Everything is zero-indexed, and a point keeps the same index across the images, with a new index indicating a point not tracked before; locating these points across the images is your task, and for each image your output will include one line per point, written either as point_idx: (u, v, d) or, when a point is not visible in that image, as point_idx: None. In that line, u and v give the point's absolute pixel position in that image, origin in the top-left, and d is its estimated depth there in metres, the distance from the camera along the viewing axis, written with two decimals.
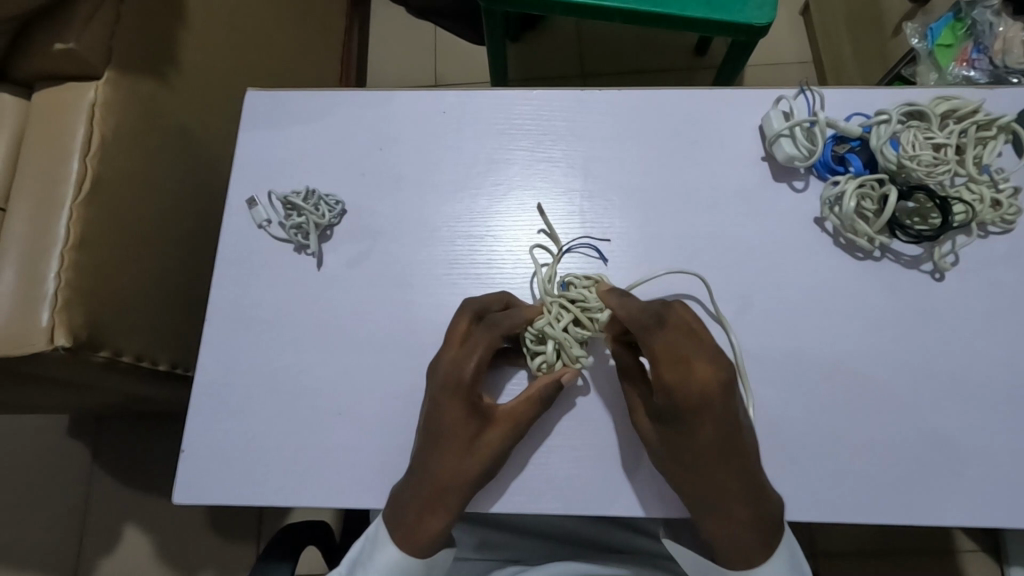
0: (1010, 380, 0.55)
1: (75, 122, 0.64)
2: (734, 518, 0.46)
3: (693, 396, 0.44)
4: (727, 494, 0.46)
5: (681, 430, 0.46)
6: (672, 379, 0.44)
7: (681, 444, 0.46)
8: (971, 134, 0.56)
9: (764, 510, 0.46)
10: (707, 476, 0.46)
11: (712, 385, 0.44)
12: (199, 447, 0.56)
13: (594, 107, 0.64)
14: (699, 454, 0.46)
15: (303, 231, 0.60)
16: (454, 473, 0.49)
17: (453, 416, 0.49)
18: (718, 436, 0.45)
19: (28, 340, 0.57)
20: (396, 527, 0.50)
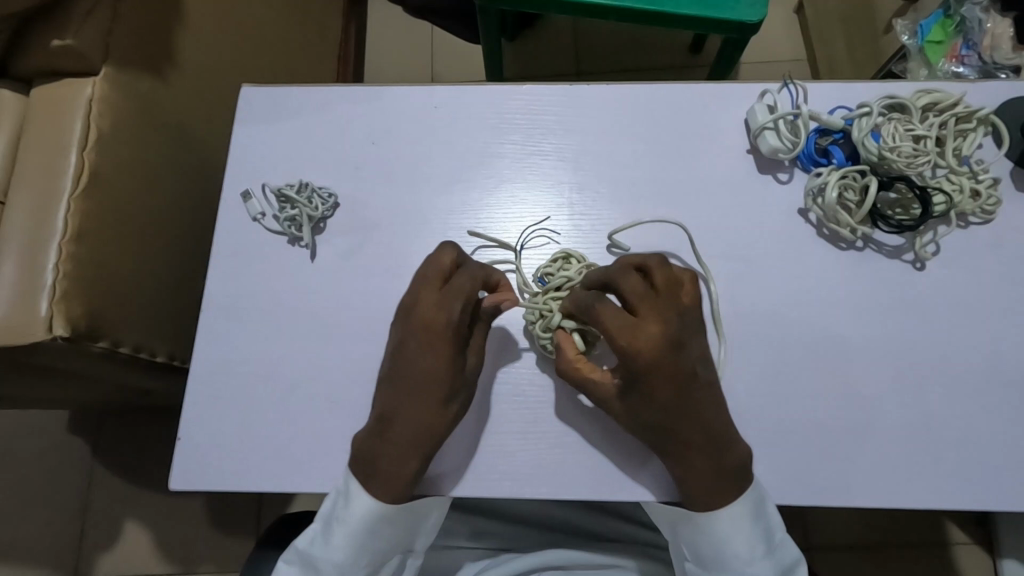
0: (992, 368, 0.56)
1: (73, 117, 0.65)
2: (697, 468, 0.50)
3: (642, 361, 0.47)
4: (681, 446, 0.50)
5: (635, 392, 0.49)
6: (620, 349, 0.47)
7: (640, 406, 0.50)
8: (950, 126, 0.58)
9: (723, 461, 0.50)
10: (659, 431, 0.50)
11: (650, 351, 0.47)
12: (196, 435, 0.57)
13: (583, 102, 0.65)
14: (651, 412, 0.49)
15: (298, 224, 0.61)
16: (433, 410, 0.51)
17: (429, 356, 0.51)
18: (659, 395, 0.48)
19: (28, 329, 0.58)
20: (371, 476, 0.52)
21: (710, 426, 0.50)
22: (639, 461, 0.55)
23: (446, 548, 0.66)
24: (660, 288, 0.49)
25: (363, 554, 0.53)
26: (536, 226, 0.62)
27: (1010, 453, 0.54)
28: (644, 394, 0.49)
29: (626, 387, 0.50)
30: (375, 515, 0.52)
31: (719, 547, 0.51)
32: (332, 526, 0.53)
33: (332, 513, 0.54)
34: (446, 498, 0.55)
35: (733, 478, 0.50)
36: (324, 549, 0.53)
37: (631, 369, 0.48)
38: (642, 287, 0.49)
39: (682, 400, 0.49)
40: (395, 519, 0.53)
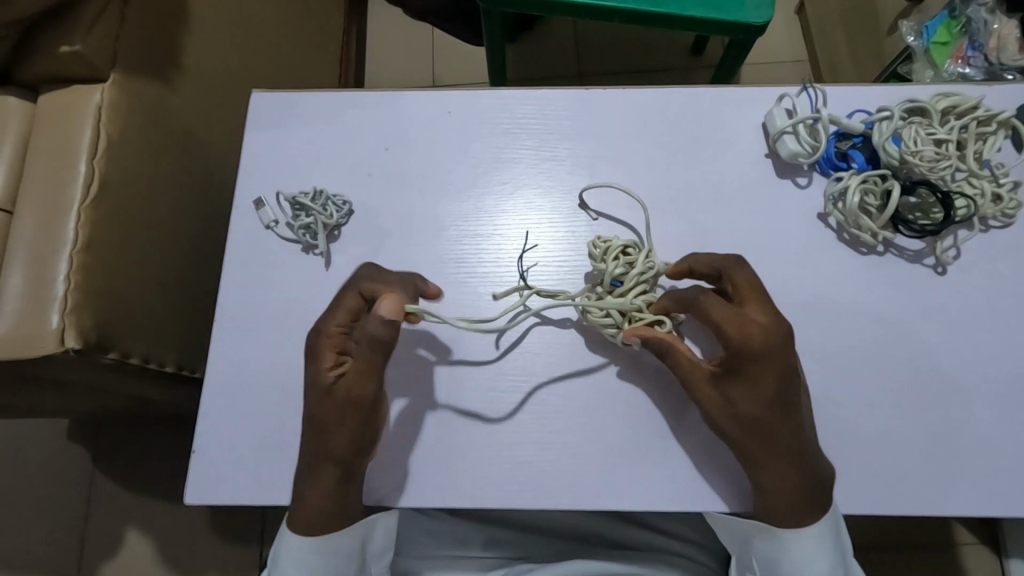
0: (1014, 373, 0.56)
1: (81, 125, 0.64)
2: (780, 479, 0.47)
3: (755, 347, 0.46)
4: (766, 446, 0.47)
5: (730, 381, 0.48)
6: (727, 329, 0.47)
7: (736, 398, 0.48)
8: (972, 129, 0.57)
9: (810, 473, 0.48)
10: (745, 426, 0.48)
11: (756, 340, 0.46)
12: (211, 449, 0.56)
13: (599, 106, 0.65)
14: (741, 404, 0.48)
15: (312, 231, 0.60)
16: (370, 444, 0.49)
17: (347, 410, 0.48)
18: (757, 385, 0.47)
19: (38, 342, 0.57)
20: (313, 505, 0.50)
21: (802, 434, 0.48)
22: (662, 468, 0.54)
23: (461, 558, 0.65)
24: (762, 290, 0.49)
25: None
26: (551, 233, 0.61)
27: None
28: (748, 385, 0.47)
29: (719, 375, 0.49)
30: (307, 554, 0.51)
31: (776, 565, 0.50)
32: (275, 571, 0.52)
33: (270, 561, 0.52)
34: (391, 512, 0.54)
35: (804, 501, 0.48)
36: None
37: (737, 356, 0.47)
38: (753, 281, 0.49)
39: (785, 398, 0.47)
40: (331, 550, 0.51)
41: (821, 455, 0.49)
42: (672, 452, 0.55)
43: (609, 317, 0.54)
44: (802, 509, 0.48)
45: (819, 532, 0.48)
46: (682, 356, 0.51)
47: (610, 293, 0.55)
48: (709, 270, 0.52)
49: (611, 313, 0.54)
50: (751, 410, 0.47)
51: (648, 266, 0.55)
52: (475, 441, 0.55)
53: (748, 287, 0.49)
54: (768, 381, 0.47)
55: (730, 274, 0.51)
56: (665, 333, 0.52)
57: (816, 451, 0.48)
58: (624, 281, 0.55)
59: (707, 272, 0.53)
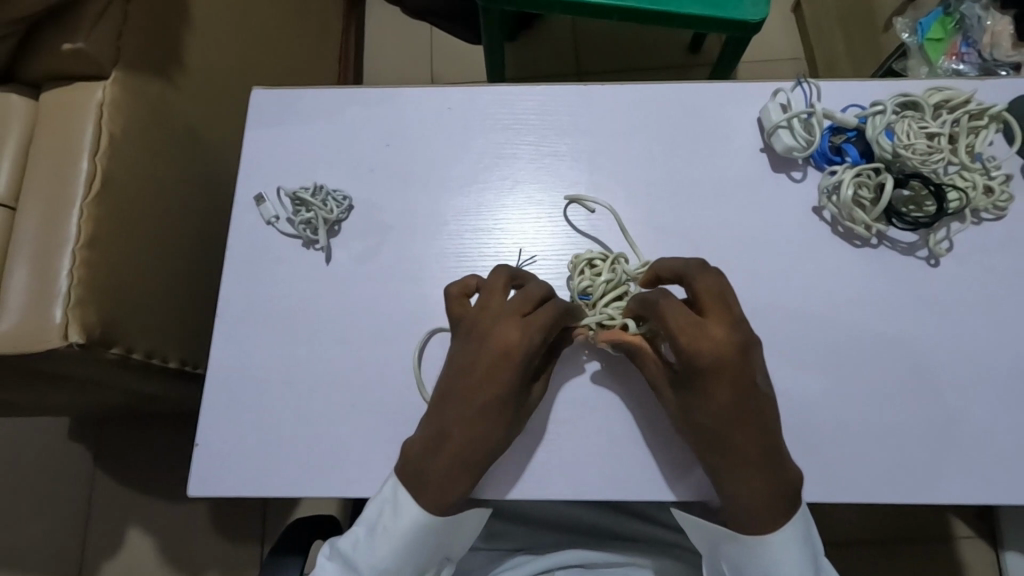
0: (1008, 363, 0.57)
1: (84, 121, 0.65)
2: (747, 482, 0.48)
3: (706, 358, 0.47)
4: (722, 451, 0.48)
5: (686, 388, 0.49)
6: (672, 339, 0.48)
7: (693, 406, 0.49)
8: (964, 123, 0.58)
9: (778, 481, 0.48)
10: (701, 431, 0.49)
11: (700, 351, 0.47)
12: (215, 442, 0.57)
13: (597, 102, 0.65)
14: (695, 409, 0.49)
15: (313, 227, 0.61)
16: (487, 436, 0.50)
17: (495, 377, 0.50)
18: (708, 394, 0.48)
19: (43, 336, 0.58)
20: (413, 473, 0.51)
21: (765, 440, 0.48)
22: (660, 458, 0.55)
23: (462, 550, 0.66)
24: (717, 297, 0.49)
25: (406, 564, 0.52)
26: (550, 227, 0.62)
27: None
28: (704, 395, 0.48)
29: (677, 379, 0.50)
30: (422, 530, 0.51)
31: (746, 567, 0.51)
32: (376, 535, 0.52)
33: (376, 521, 0.52)
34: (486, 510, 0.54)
35: (772, 501, 0.48)
36: (365, 554, 0.52)
37: (689, 367, 0.48)
38: (715, 288, 0.49)
39: (744, 406, 0.48)
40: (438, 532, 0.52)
41: (789, 459, 0.50)
42: (671, 442, 0.55)
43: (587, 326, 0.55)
44: (768, 515, 0.48)
45: (787, 538, 0.49)
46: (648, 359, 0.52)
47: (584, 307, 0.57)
48: (672, 275, 0.53)
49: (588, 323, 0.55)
50: (704, 418, 0.48)
51: (614, 275, 0.57)
52: None
53: (703, 294, 0.49)
54: (722, 391, 0.47)
55: (687, 280, 0.51)
56: (632, 337, 0.53)
57: (784, 457, 0.49)
58: (592, 293, 0.56)
59: (672, 275, 0.53)
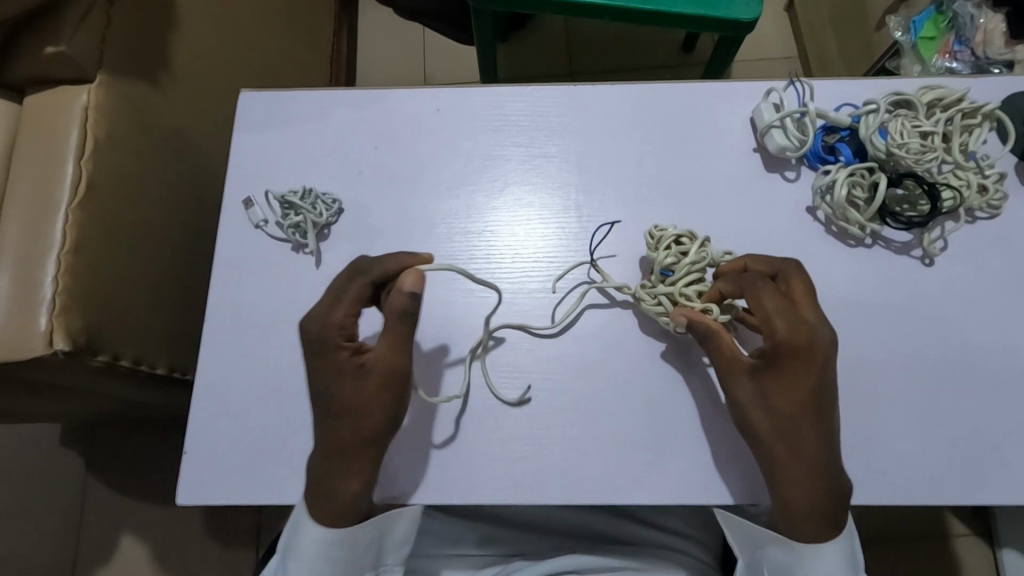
0: (1002, 362, 0.56)
1: (68, 125, 0.63)
2: (805, 475, 0.47)
3: (799, 342, 0.48)
4: (795, 443, 0.48)
5: (769, 377, 0.49)
6: (771, 325, 0.49)
7: (770, 394, 0.48)
8: (957, 122, 0.58)
9: (829, 491, 0.48)
10: (778, 422, 0.48)
11: (799, 338, 0.48)
12: (202, 450, 0.56)
13: (588, 103, 0.65)
14: (778, 399, 0.48)
15: (302, 230, 0.60)
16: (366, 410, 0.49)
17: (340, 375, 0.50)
18: (796, 381, 0.48)
19: (26, 345, 0.57)
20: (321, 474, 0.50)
21: (828, 440, 0.48)
22: (655, 463, 0.55)
23: (456, 555, 0.65)
24: (805, 295, 0.50)
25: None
26: (541, 229, 0.61)
27: None
28: (784, 380, 0.48)
29: (756, 369, 0.49)
30: (328, 542, 0.51)
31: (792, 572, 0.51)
32: (290, 559, 0.52)
33: (288, 544, 0.53)
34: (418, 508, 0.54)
35: (818, 504, 0.48)
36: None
37: (778, 351, 0.49)
38: (807, 284, 0.51)
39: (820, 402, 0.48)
40: (351, 541, 0.52)
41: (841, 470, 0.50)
42: (666, 446, 0.55)
43: (662, 305, 0.55)
44: (809, 522, 0.48)
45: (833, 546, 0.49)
46: (723, 347, 0.51)
47: (663, 283, 0.56)
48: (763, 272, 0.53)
49: (662, 300, 0.55)
50: (788, 406, 0.48)
51: (703, 256, 0.55)
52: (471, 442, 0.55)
53: (796, 288, 0.51)
54: (807, 378, 0.48)
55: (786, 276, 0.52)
56: (713, 320, 0.52)
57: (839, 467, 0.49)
58: (676, 271, 0.55)
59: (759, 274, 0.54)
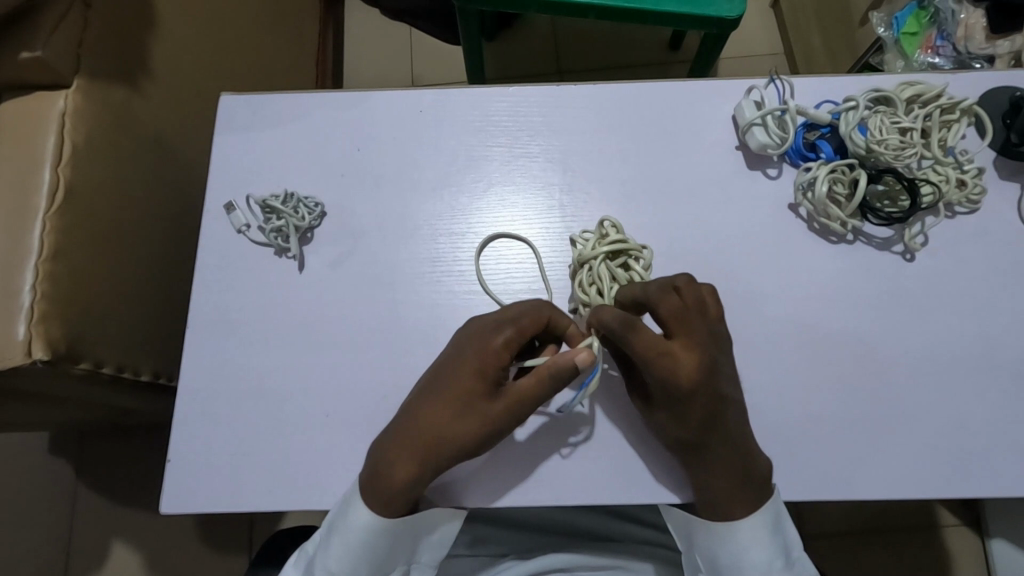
0: (984, 355, 0.57)
1: (45, 131, 0.62)
2: (712, 477, 0.51)
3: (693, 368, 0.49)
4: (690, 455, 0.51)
5: (677, 403, 0.50)
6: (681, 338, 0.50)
7: (677, 421, 0.50)
8: (936, 117, 0.58)
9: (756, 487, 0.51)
10: (676, 437, 0.51)
11: (700, 353, 0.50)
12: (186, 458, 0.56)
13: (570, 102, 0.65)
14: (679, 417, 0.50)
15: (284, 234, 0.60)
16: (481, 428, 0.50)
17: (477, 372, 0.50)
18: (699, 403, 0.50)
19: (5, 354, 0.56)
20: (400, 458, 0.50)
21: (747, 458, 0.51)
22: (641, 461, 0.55)
23: (447, 558, 0.65)
24: (699, 305, 0.51)
25: (361, 565, 0.52)
26: (525, 230, 0.61)
27: (1007, 440, 0.55)
28: (692, 405, 0.49)
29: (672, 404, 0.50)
30: (372, 531, 0.51)
31: (719, 559, 0.53)
32: (331, 536, 0.52)
33: (333, 522, 0.53)
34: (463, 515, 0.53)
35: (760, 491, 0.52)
36: (323, 556, 0.53)
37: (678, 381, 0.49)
38: (698, 301, 0.51)
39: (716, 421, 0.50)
40: (392, 532, 0.52)
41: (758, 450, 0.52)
42: (652, 446, 0.55)
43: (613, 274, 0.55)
44: (739, 505, 0.52)
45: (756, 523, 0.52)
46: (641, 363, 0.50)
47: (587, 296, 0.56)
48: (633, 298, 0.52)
49: (617, 276, 0.55)
50: (692, 423, 0.50)
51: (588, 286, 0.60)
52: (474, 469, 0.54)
53: (691, 296, 0.51)
54: (703, 401, 0.50)
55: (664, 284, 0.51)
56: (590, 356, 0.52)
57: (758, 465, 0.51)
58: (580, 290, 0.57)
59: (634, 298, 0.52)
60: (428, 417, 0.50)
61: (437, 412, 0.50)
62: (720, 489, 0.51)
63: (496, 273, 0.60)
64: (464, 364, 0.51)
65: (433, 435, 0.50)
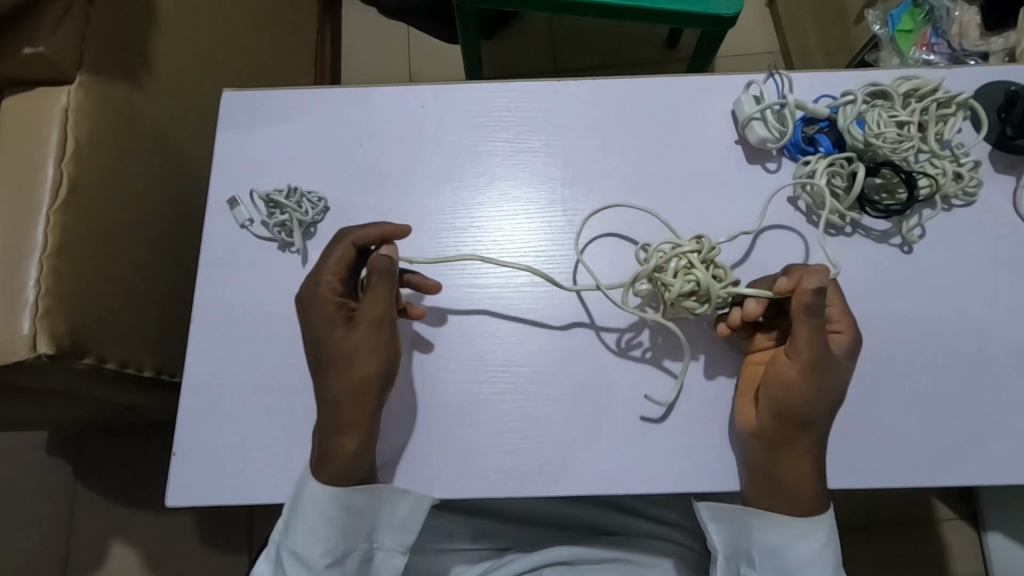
0: (984, 347, 0.58)
1: (47, 127, 0.62)
2: (792, 473, 0.52)
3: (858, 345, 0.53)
4: (803, 428, 0.51)
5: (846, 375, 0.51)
6: (837, 325, 0.52)
7: (828, 398, 0.51)
8: (933, 111, 0.59)
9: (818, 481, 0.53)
10: (807, 407, 0.50)
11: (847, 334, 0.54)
12: (191, 453, 0.56)
13: (570, 97, 0.65)
14: (816, 394, 0.50)
15: (288, 229, 0.60)
16: (373, 354, 0.52)
17: (332, 327, 0.53)
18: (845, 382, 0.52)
19: (10, 348, 0.56)
20: (337, 433, 0.52)
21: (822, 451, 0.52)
22: (644, 453, 0.55)
23: (450, 551, 0.65)
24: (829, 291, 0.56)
25: (322, 544, 0.53)
26: (528, 225, 0.61)
27: (1006, 427, 0.56)
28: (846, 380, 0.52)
29: (835, 378, 0.51)
30: (329, 510, 0.53)
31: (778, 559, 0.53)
32: (290, 522, 0.54)
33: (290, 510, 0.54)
34: (427, 498, 0.54)
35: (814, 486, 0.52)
36: (287, 540, 0.54)
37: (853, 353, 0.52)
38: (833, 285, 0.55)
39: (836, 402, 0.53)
40: (343, 507, 0.53)
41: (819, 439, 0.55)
42: (655, 437, 0.55)
43: (692, 282, 0.52)
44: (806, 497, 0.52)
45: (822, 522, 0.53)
46: (802, 333, 0.50)
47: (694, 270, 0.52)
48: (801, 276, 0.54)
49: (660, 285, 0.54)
50: (836, 401, 0.51)
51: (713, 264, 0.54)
52: (480, 462, 0.55)
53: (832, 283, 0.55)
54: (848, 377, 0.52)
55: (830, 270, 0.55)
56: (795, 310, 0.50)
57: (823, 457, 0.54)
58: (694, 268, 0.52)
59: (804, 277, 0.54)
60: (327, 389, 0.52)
61: (325, 376, 0.53)
62: (795, 481, 0.52)
63: (499, 268, 0.60)
64: (315, 325, 0.54)
65: (337, 397, 0.52)
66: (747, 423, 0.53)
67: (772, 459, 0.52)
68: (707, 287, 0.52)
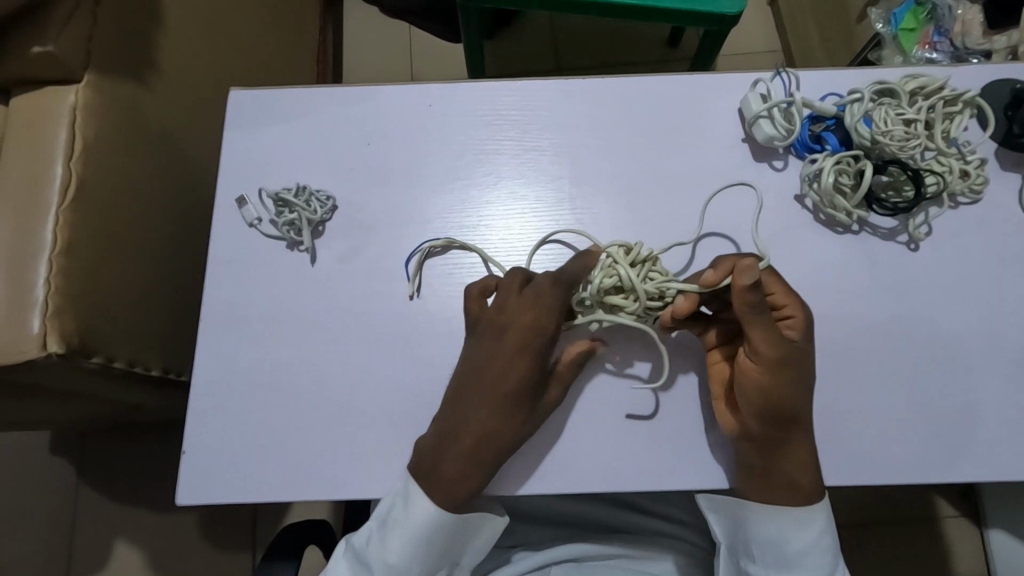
0: (989, 343, 0.58)
1: (55, 127, 0.63)
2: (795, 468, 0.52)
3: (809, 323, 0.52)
4: (790, 426, 0.51)
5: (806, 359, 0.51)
6: (785, 308, 0.52)
7: (799, 388, 0.50)
8: (939, 109, 0.60)
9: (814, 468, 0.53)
10: (783, 405, 0.50)
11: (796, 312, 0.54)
12: (200, 451, 0.56)
13: (577, 95, 0.65)
14: (788, 388, 0.49)
15: (297, 227, 0.60)
16: (512, 409, 0.52)
17: (524, 375, 0.52)
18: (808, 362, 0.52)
19: (19, 347, 0.56)
20: (457, 464, 0.52)
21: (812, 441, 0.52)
22: (652, 450, 0.55)
23: None
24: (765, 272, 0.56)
25: (416, 561, 0.54)
26: (535, 223, 0.62)
27: (1013, 424, 0.56)
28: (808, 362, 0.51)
29: (801, 363, 0.50)
30: (434, 526, 0.53)
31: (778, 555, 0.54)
32: (390, 530, 0.54)
33: (389, 517, 0.54)
34: (504, 519, 0.56)
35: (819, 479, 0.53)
36: (379, 551, 0.55)
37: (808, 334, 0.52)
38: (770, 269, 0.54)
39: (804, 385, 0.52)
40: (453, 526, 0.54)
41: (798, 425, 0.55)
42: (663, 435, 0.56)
43: (614, 279, 0.53)
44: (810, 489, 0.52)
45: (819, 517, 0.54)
46: (757, 335, 0.49)
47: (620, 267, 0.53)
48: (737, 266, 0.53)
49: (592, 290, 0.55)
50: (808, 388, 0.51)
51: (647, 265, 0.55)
52: (489, 460, 0.55)
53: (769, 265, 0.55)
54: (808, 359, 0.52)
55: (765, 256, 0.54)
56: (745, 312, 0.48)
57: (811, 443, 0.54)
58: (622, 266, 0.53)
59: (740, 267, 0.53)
60: (467, 432, 0.52)
61: (479, 427, 0.52)
62: (794, 474, 0.52)
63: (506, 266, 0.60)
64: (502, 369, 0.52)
65: (487, 443, 0.52)
66: (730, 426, 0.53)
67: (769, 459, 0.52)
68: (630, 283, 0.53)
